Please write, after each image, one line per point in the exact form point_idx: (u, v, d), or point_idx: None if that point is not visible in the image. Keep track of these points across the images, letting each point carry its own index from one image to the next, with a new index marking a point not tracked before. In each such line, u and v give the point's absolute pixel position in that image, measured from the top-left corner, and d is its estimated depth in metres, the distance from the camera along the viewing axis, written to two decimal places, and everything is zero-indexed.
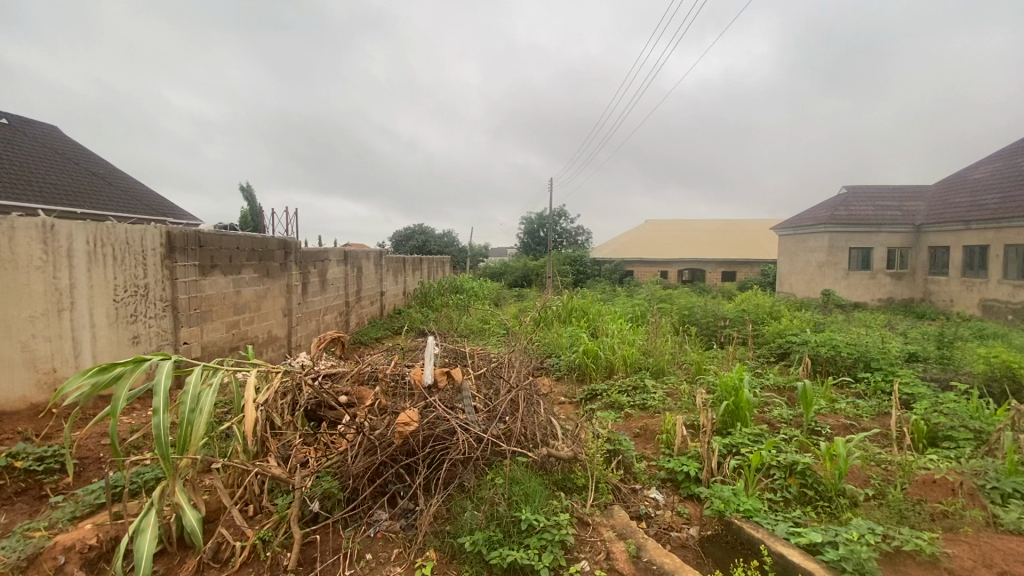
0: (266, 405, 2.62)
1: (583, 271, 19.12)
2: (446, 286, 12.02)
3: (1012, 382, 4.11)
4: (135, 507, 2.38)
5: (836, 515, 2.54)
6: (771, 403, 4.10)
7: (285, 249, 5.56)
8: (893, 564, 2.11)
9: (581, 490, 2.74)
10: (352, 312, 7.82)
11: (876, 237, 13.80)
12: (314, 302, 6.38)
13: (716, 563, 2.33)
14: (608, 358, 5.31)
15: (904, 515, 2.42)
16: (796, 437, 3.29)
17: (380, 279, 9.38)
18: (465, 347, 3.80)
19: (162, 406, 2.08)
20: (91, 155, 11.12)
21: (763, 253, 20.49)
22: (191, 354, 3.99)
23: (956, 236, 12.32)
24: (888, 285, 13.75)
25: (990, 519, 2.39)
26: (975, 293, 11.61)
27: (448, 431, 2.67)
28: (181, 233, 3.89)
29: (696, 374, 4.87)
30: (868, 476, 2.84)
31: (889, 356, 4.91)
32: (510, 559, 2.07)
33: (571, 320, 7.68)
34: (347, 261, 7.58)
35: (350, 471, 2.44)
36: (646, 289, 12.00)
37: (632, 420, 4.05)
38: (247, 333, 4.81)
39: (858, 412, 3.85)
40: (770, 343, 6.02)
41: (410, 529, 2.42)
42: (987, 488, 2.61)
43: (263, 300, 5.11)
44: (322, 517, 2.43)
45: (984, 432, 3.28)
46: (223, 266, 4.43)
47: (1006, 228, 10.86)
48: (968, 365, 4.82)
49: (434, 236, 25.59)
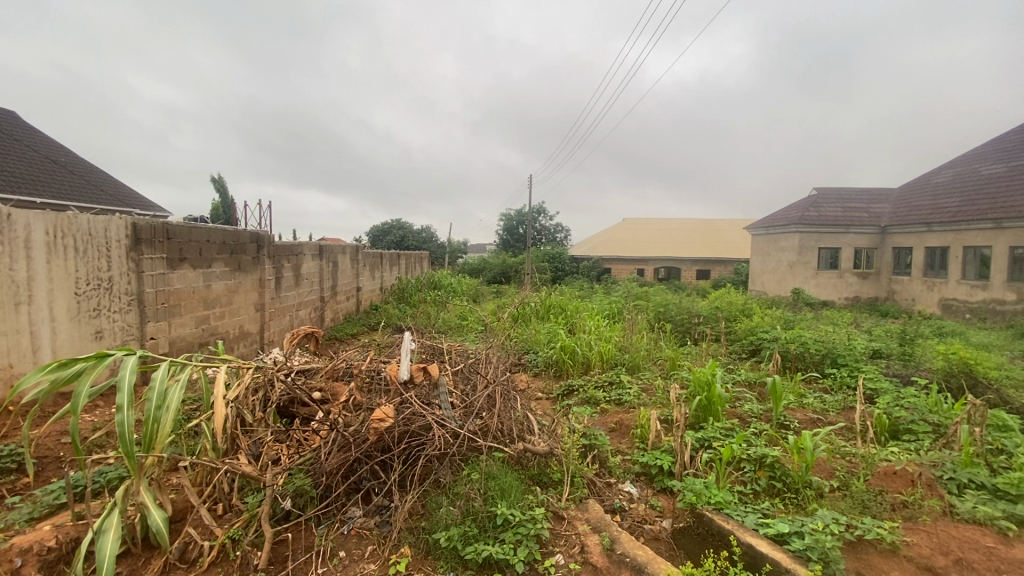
0: (235, 402, 2.56)
1: (561, 268, 19.22)
2: (423, 282, 11.94)
3: (969, 378, 4.29)
4: (99, 507, 2.30)
5: (803, 506, 2.61)
6: (742, 398, 4.20)
7: (258, 242, 5.43)
8: (856, 552, 2.19)
9: (556, 485, 2.76)
10: (327, 308, 7.70)
11: (844, 237, 14.23)
12: (288, 296, 6.26)
13: (687, 554, 2.37)
14: (585, 354, 5.35)
15: (866, 505, 2.51)
16: (765, 431, 3.38)
17: (356, 275, 9.25)
18: (442, 342, 3.78)
19: (126, 402, 2.01)
20: (53, 142, 10.70)
21: (737, 252, 20.91)
22: (159, 350, 3.87)
23: (918, 238, 12.80)
24: (855, 284, 14.19)
25: (946, 509, 2.50)
26: (935, 293, 12.08)
27: (424, 427, 2.66)
28: (148, 225, 3.77)
29: (670, 370, 4.97)
30: (833, 468, 2.95)
31: (854, 352, 5.09)
32: (485, 554, 2.07)
33: (549, 316, 7.72)
34: (323, 256, 7.47)
35: (324, 468, 2.41)
36: (622, 287, 12.12)
37: (607, 415, 4.09)
38: (217, 329, 4.69)
39: (825, 407, 3.98)
40: (742, 340, 6.16)
41: (385, 526, 2.39)
42: (944, 479, 2.74)
43: (235, 295, 4.98)
44: (295, 515, 2.39)
45: (942, 426, 3.43)
46: (193, 258, 4.30)
47: (965, 230, 11.33)
48: (928, 362, 5.02)
49: (412, 232, 25.35)
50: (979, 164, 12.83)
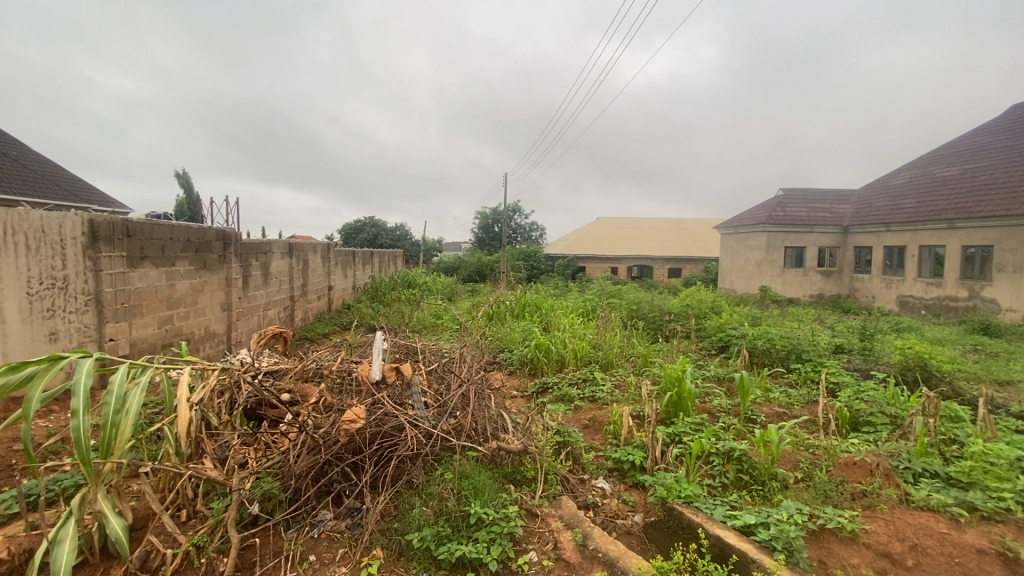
0: (200, 405, 2.49)
1: (536, 267, 19.30)
2: (397, 281, 11.79)
3: (924, 371, 4.49)
4: (54, 517, 2.20)
5: (769, 497, 2.69)
6: (711, 393, 4.29)
7: (224, 240, 5.26)
8: (818, 541, 2.27)
9: (530, 482, 2.77)
10: (298, 307, 7.54)
11: (809, 237, 14.69)
12: (256, 295, 6.09)
13: (658, 548, 2.42)
14: (559, 352, 5.37)
15: (828, 495, 2.61)
16: (733, 425, 3.47)
17: (328, 273, 9.07)
18: (416, 342, 3.75)
19: (81, 407, 1.93)
20: (3, 134, 10.16)
21: (707, 251, 21.37)
22: (119, 352, 3.72)
23: (877, 237, 13.33)
24: (819, 282, 14.67)
25: (903, 497, 2.61)
26: (893, 290, 12.60)
27: (397, 427, 2.63)
28: (106, 222, 3.62)
29: (643, 367, 5.04)
30: (798, 460, 3.05)
31: (818, 348, 5.26)
32: (458, 553, 2.07)
33: (524, 315, 7.73)
34: (293, 254, 7.31)
35: (293, 471, 2.36)
36: (596, 286, 12.24)
37: (581, 413, 4.12)
38: (182, 329, 4.53)
39: (790, 401, 4.11)
40: (712, 336, 6.30)
41: (357, 528, 2.35)
42: (900, 468, 2.86)
43: (200, 294, 4.82)
44: (263, 520, 2.33)
45: (899, 418, 3.58)
46: (155, 257, 4.16)
47: (921, 230, 11.85)
48: (886, 357, 5.24)
49: (386, 229, 25.06)
50: (934, 167, 13.43)
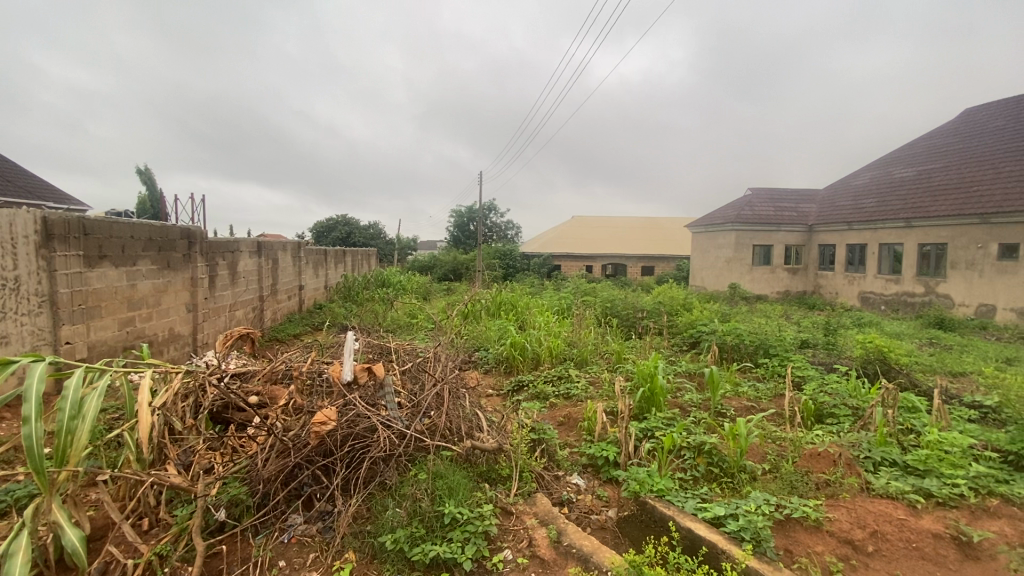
0: (163, 410, 2.40)
1: (511, 266, 19.33)
2: (370, 281, 11.64)
3: (883, 364, 4.66)
4: (5, 529, 2.09)
5: (738, 489, 2.76)
6: (682, 388, 4.37)
7: (189, 239, 5.09)
8: (785, 530, 2.34)
9: (505, 481, 2.77)
10: (267, 307, 7.36)
11: (776, 235, 15.12)
12: (223, 295, 5.92)
13: (631, 542, 2.45)
14: (534, 350, 5.39)
15: (794, 486, 2.69)
16: (703, 419, 3.54)
17: (299, 272, 8.88)
18: (389, 341, 3.70)
19: (33, 414, 1.83)
20: None
21: (679, 249, 21.78)
22: (76, 355, 3.56)
23: (840, 235, 13.81)
24: (785, 279, 15.12)
25: (864, 485, 2.71)
26: (855, 287, 13.07)
27: (369, 428, 2.59)
28: (61, 220, 3.45)
29: (616, 363, 5.11)
30: (765, 452, 3.13)
31: (784, 343, 5.42)
32: (431, 554, 2.05)
33: (499, 313, 7.73)
34: (262, 253, 7.12)
35: (261, 475, 2.30)
36: (571, 284, 12.33)
37: (556, 410, 4.15)
38: (144, 332, 4.37)
39: (758, 395, 4.22)
40: (683, 333, 6.42)
41: (328, 532, 2.31)
42: (861, 458, 2.96)
43: (163, 295, 4.66)
44: (229, 526, 2.27)
45: (861, 410, 3.72)
46: (114, 256, 3.99)
47: (881, 229, 12.33)
48: (849, 351, 5.43)
49: (359, 228, 24.71)
50: (893, 168, 13.99)
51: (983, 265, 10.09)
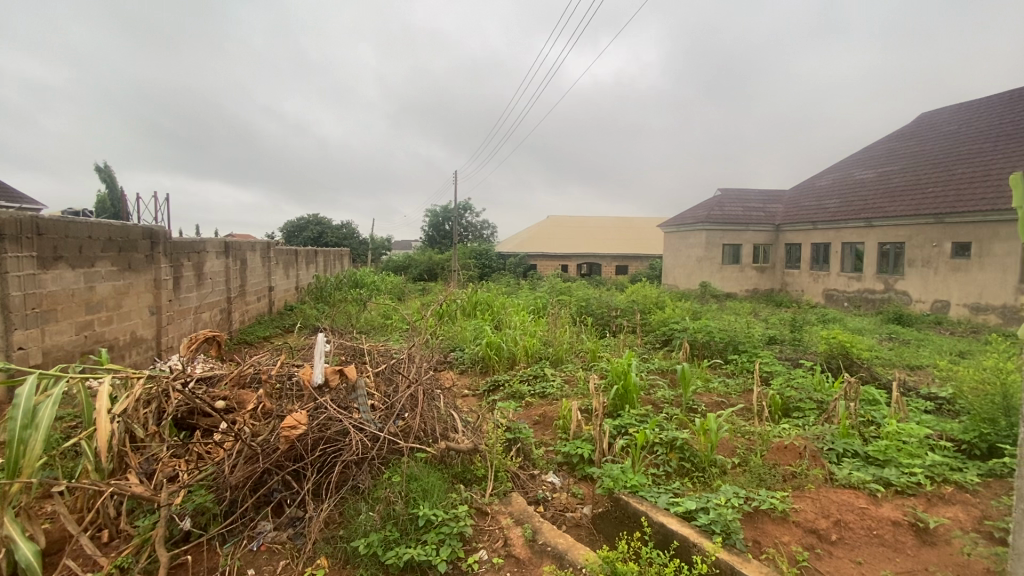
0: (123, 417, 2.31)
1: (487, 265, 19.31)
2: (343, 282, 11.45)
3: (846, 358, 4.84)
4: None
5: (709, 483, 2.82)
6: (655, 385, 4.45)
7: (152, 239, 4.91)
8: (753, 522, 2.40)
9: (480, 481, 2.76)
10: (235, 309, 7.16)
11: (745, 235, 15.51)
12: (188, 297, 5.74)
13: (605, 538, 2.49)
14: (510, 350, 5.39)
15: (762, 478, 2.77)
16: (675, 415, 3.61)
17: (268, 273, 8.67)
18: (363, 342, 3.65)
19: None
20: None
21: (652, 249, 22.13)
22: (30, 362, 3.39)
23: (805, 235, 14.26)
24: (754, 277, 15.52)
25: (828, 476, 2.81)
26: (820, 285, 13.51)
27: (341, 432, 2.56)
28: (13, 219, 3.29)
29: (591, 362, 5.15)
30: (735, 446, 3.20)
31: (752, 340, 5.56)
32: (406, 557, 2.03)
33: (475, 313, 7.71)
34: (229, 253, 6.93)
35: (228, 482, 2.24)
36: (546, 284, 12.38)
37: (531, 409, 4.15)
38: (103, 336, 4.19)
39: (728, 390, 4.32)
40: (656, 331, 6.53)
41: (299, 538, 2.26)
42: (826, 449, 3.06)
43: (124, 297, 4.48)
44: (195, 536, 2.21)
45: (825, 403, 3.86)
46: (71, 257, 3.82)
47: (844, 229, 12.79)
48: (813, 346, 5.61)
49: (331, 227, 24.28)
50: (854, 170, 14.53)
51: (938, 262, 10.56)
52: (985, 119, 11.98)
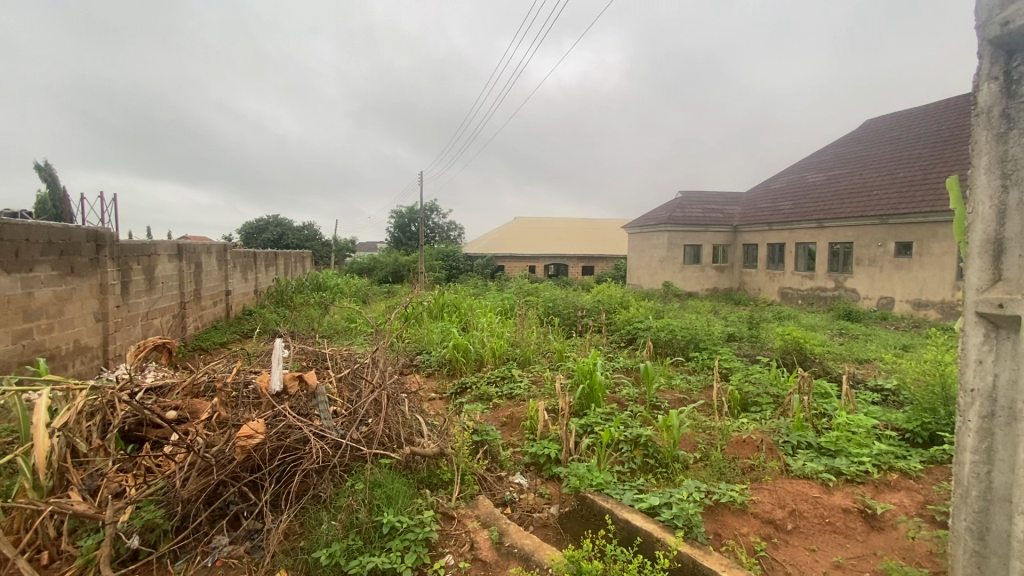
0: (64, 431, 2.19)
1: (455, 267, 19.18)
2: (306, 285, 11.15)
3: (799, 353, 5.04)
4: None
5: (672, 478, 2.88)
6: (620, 383, 4.52)
7: (97, 241, 4.65)
8: (715, 515, 2.46)
9: (446, 485, 2.74)
10: (189, 314, 6.87)
11: (705, 235, 15.97)
12: (138, 302, 5.47)
13: (571, 537, 2.51)
14: (477, 351, 5.38)
15: (722, 472, 2.85)
16: (639, 413, 3.67)
17: (225, 277, 8.35)
18: (325, 347, 3.57)
19: None
20: None
21: (617, 249, 22.50)
22: None
23: (762, 235, 14.80)
24: (714, 276, 15.99)
25: (784, 468, 2.91)
26: (776, 283, 14.05)
27: (301, 440, 2.49)
28: None
29: (557, 362, 5.19)
30: (696, 441, 3.28)
31: (712, 337, 5.73)
32: (370, 566, 1.99)
33: (442, 315, 7.66)
34: (182, 256, 6.63)
35: (180, 496, 2.15)
36: (514, 284, 12.42)
37: (499, 410, 4.16)
38: (44, 345, 3.94)
39: (689, 387, 4.44)
40: (621, 330, 6.64)
41: (257, 551, 2.18)
42: (782, 442, 3.18)
43: (68, 303, 4.23)
44: (144, 554, 2.10)
45: (780, 397, 4.01)
46: (6, 261, 3.59)
47: (797, 229, 13.36)
48: (770, 343, 5.83)
49: (293, 228, 23.62)
50: (806, 173, 15.19)
51: (883, 261, 11.14)
52: (923, 126, 12.75)
